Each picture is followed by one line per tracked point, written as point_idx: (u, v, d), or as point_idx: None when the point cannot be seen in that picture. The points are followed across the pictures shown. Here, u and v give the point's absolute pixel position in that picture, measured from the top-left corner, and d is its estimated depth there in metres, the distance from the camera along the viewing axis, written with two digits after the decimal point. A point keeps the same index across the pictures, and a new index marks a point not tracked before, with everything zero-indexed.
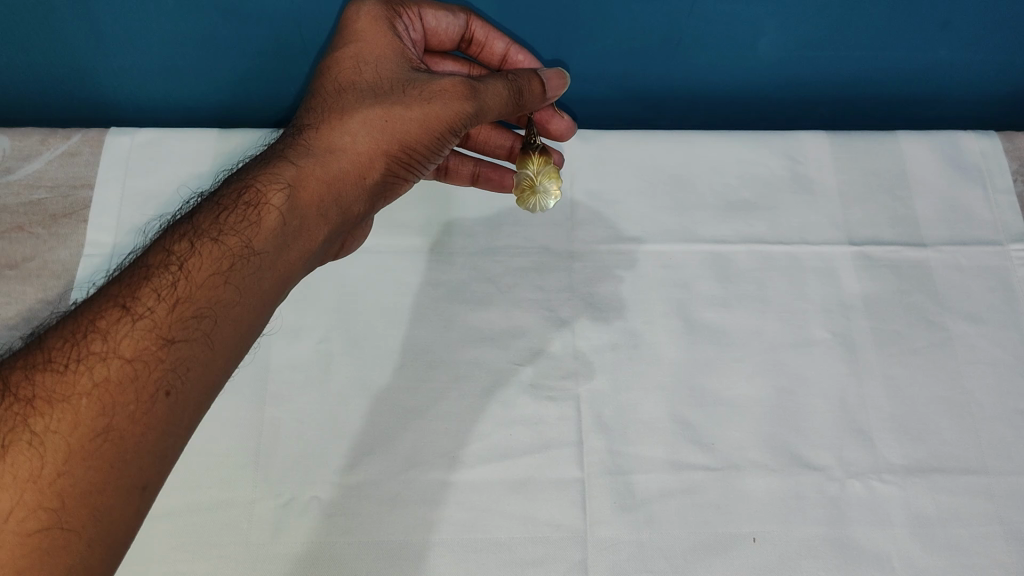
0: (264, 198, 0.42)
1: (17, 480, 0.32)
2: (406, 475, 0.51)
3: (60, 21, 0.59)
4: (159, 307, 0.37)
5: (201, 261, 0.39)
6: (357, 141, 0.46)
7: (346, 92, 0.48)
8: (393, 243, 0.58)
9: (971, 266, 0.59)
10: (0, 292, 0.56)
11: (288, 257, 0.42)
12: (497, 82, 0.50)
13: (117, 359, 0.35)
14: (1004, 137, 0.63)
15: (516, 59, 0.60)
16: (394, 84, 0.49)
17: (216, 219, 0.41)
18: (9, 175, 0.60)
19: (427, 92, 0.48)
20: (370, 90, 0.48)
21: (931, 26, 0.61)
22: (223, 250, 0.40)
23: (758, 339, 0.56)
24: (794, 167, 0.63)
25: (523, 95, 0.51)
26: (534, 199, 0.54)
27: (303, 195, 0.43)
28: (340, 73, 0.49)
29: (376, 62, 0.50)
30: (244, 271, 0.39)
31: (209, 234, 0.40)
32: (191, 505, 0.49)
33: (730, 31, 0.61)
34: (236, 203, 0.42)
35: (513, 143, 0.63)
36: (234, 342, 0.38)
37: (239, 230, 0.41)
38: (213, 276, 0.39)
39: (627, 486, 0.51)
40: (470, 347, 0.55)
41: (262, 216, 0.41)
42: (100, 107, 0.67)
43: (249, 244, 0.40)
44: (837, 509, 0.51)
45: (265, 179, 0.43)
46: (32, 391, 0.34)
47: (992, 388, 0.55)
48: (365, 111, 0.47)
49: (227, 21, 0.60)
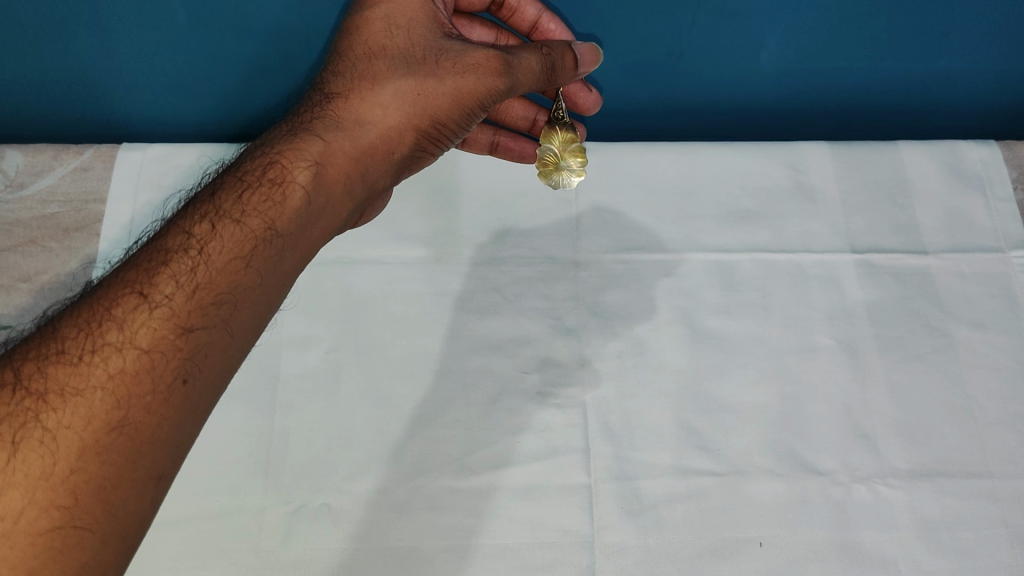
0: (289, 174, 0.43)
1: (29, 478, 0.33)
2: (415, 481, 0.51)
3: (74, 39, 0.60)
4: (177, 294, 0.38)
5: (222, 244, 0.40)
6: (387, 113, 0.47)
7: (376, 58, 0.49)
8: (400, 254, 0.59)
9: (972, 273, 0.59)
10: (13, 305, 0.57)
11: (312, 234, 0.43)
12: (531, 56, 0.51)
13: (134, 349, 0.36)
14: (1003, 146, 0.64)
15: (545, 28, 0.60)
16: (426, 53, 0.49)
17: (238, 199, 0.42)
18: (22, 191, 0.61)
19: (460, 65, 0.49)
20: (402, 60, 0.49)
21: (931, 38, 0.62)
22: (246, 232, 0.40)
23: (761, 345, 0.57)
24: (796, 177, 0.63)
25: (554, 69, 0.52)
26: (557, 174, 0.57)
27: (330, 171, 0.44)
28: (369, 36, 0.50)
29: (407, 27, 0.50)
30: (266, 253, 0.40)
31: (231, 215, 0.41)
32: (202, 512, 0.50)
33: (732, 44, 0.62)
34: (260, 179, 0.43)
35: (535, 115, 0.65)
36: (250, 326, 0.39)
37: (263, 211, 0.41)
38: (234, 260, 0.39)
39: (634, 492, 0.52)
40: (478, 355, 0.56)
41: (287, 196, 0.42)
42: (113, 123, 0.68)
43: (272, 225, 0.41)
44: (842, 513, 0.51)
45: (292, 154, 0.44)
46: (44, 385, 0.35)
47: (995, 393, 0.55)
48: (397, 83, 0.48)
49: (238, 36, 0.61)
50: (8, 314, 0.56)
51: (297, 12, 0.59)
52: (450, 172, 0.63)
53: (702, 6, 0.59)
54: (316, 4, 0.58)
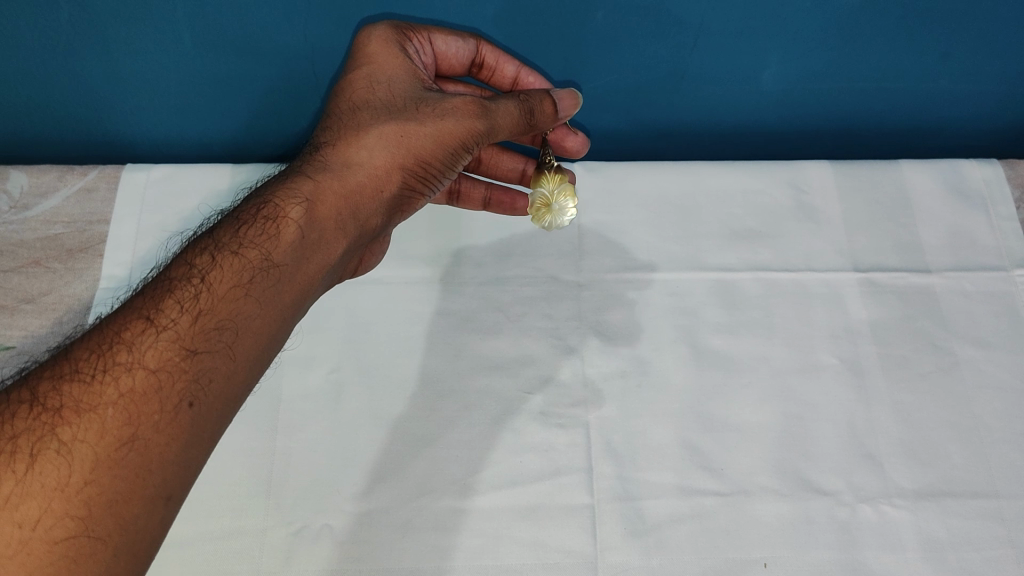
0: (282, 212, 0.44)
1: (45, 489, 0.33)
2: (417, 502, 0.51)
3: (79, 62, 0.61)
4: (182, 318, 0.38)
5: (223, 273, 0.41)
6: (374, 155, 0.48)
7: (360, 110, 0.50)
8: (402, 273, 0.59)
9: (977, 291, 0.59)
10: (16, 325, 0.56)
11: (308, 269, 0.43)
12: (509, 102, 0.51)
13: (142, 369, 0.36)
14: (1006, 164, 0.64)
15: (528, 82, 0.60)
16: (407, 103, 0.50)
17: (237, 232, 0.43)
18: (26, 212, 0.61)
19: (439, 110, 0.50)
20: (384, 109, 0.50)
21: (931, 59, 0.62)
22: (244, 262, 0.41)
23: (765, 364, 0.57)
24: (798, 196, 0.64)
25: (533, 115, 0.52)
26: (550, 217, 0.55)
27: (321, 209, 0.45)
28: (353, 93, 0.51)
29: (388, 82, 0.51)
30: (264, 283, 0.41)
31: (230, 248, 0.42)
32: (204, 534, 0.50)
33: (734, 65, 0.62)
34: (255, 217, 0.43)
35: (524, 167, 0.65)
36: (253, 356, 0.40)
37: (260, 243, 0.42)
38: (234, 288, 0.40)
39: (637, 512, 0.51)
40: (480, 375, 0.56)
41: (282, 230, 0.43)
42: (115, 144, 0.69)
43: (269, 257, 0.42)
44: (848, 534, 0.51)
45: (285, 194, 0.44)
46: (58, 401, 0.35)
47: (1001, 413, 0.55)
48: (380, 128, 0.49)
49: (243, 61, 0.61)
50: (12, 335, 0.56)
51: (302, 37, 0.59)
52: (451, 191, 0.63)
53: (704, 28, 0.59)
54: (320, 28, 0.59)
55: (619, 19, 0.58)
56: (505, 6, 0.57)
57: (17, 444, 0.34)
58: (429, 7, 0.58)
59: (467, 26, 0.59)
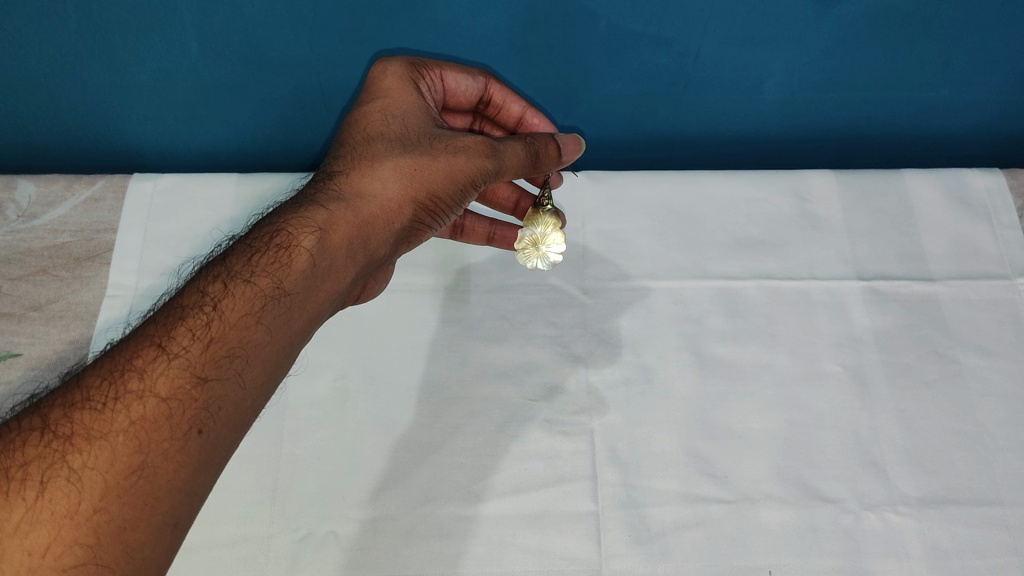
0: (294, 239, 0.44)
1: (55, 516, 0.34)
2: (422, 509, 0.51)
3: (87, 73, 0.61)
4: (193, 346, 0.39)
5: (235, 301, 0.41)
6: (387, 187, 0.48)
7: (374, 140, 0.50)
8: (407, 281, 0.60)
9: (980, 299, 0.59)
10: (23, 333, 0.57)
11: (317, 298, 0.43)
12: (516, 143, 0.52)
13: (153, 397, 0.37)
14: (1008, 174, 0.64)
15: (530, 122, 0.61)
16: (421, 137, 0.51)
17: (249, 260, 0.43)
18: (33, 221, 0.62)
19: (452, 147, 0.50)
20: (399, 141, 0.50)
21: (933, 68, 0.63)
22: (255, 291, 0.42)
23: (769, 372, 0.57)
24: (801, 205, 0.64)
25: (538, 157, 0.53)
26: (537, 256, 0.57)
27: (333, 238, 0.45)
28: (367, 124, 0.51)
29: (403, 116, 0.52)
30: (275, 312, 0.41)
31: (242, 275, 0.42)
32: (210, 541, 0.50)
33: (737, 75, 0.63)
34: (267, 245, 0.44)
35: (519, 198, 0.65)
36: (262, 384, 0.40)
37: (271, 271, 0.42)
38: (245, 316, 0.41)
39: (641, 519, 0.51)
40: (485, 382, 0.56)
41: (293, 258, 0.43)
42: (122, 153, 0.69)
43: (280, 285, 0.42)
44: (852, 542, 0.51)
45: (297, 222, 0.45)
46: (70, 428, 0.36)
47: (1004, 421, 0.55)
48: (395, 159, 0.49)
49: (250, 72, 0.62)
50: (19, 342, 0.56)
51: (308, 48, 0.60)
52: None
53: (707, 38, 0.59)
54: (326, 40, 0.59)
55: (622, 29, 0.58)
56: (510, 18, 0.58)
57: (27, 471, 0.35)
58: (435, 21, 0.58)
59: (471, 37, 0.59)
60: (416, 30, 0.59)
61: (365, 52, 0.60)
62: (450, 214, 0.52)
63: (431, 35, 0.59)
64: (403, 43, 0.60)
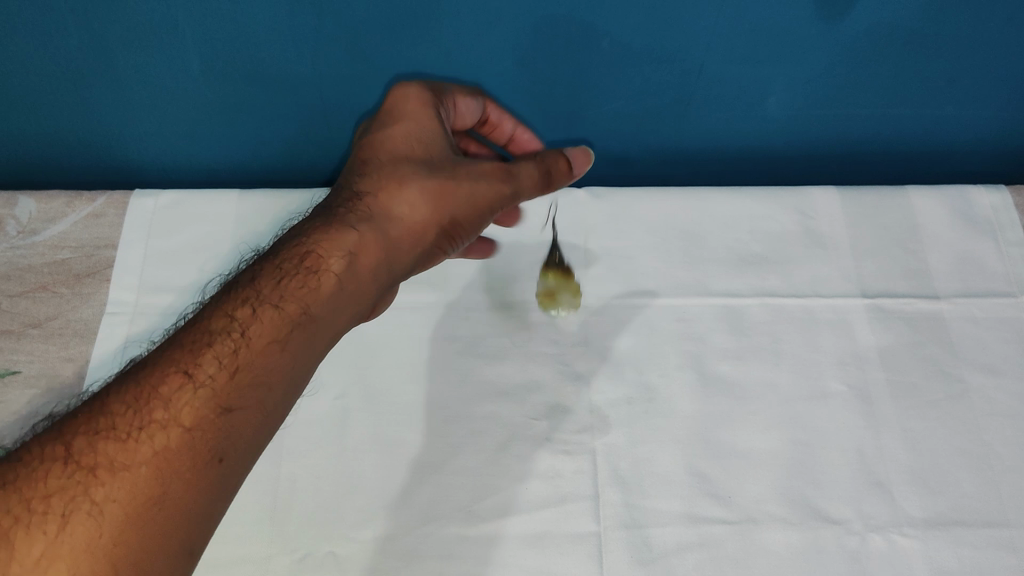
0: (320, 266, 0.43)
1: (76, 550, 0.33)
2: (422, 529, 0.51)
3: (89, 89, 0.61)
4: (218, 374, 0.39)
5: (261, 328, 0.40)
6: (414, 212, 0.47)
7: (401, 162, 0.49)
8: (408, 299, 0.59)
9: (985, 317, 0.59)
10: (23, 350, 0.56)
11: (337, 324, 0.44)
12: (533, 165, 0.52)
13: (178, 427, 0.37)
14: (1013, 191, 0.64)
15: (521, 140, 0.62)
16: (444, 160, 0.50)
17: (276, 284, 0.42)
18: (33, 237, 0.61)
19: (475, 172, 0.50)
20: (424, 163, 0.49)
21: (938, 84, 0.62)
22: (282, 318, 0.41)
23: (773, 392, 0.56)
24: (805, 222, 0.64)
25: (554, 177, 0.53)
26: (556, 307, 0.59)
27: (359, 264, 0.44)
28: (389, 142, 0.50)
29: (427, 136, 0.51)
30: (299, 339, 0.41)
31: (270, 301, 0.42)
32: (207, 562, 0.49)
33: (740, 92, 0.62)
34: (293, 269, 0.43)
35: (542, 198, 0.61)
36: (280, 410, 0.40)
37: (298, 299, 0.42)
38: (270, 343, 0.40)
39: (644, 540, 0.51)
40: (487, 401, 0.55)
41: (319, 285, 0.43)
42: (124, 168, 0.69)
43: (306, 311, 0.42)
44: (858, 564, 0.50)
45: (324, 248, 0.44)
46: (92, 459, 0.35)
47: (1012, 440, 0.54)
48: (422, 182, 0.48)
49: (252, 88, 0.62)
50: (18, 360, 0.56)
51: (310, 65, 0.60)
52: None
53: (711, 54, 0.59)
54: (328, 57, 0.59)
55: (625, 45, 0.58)
56: (512, 35, 0.57)
57: (50, 503, 0.34)
58: (437, 38, 0.58)
59: (473, 55, 0.59)
60: (418, 48, 0.58)
61: (366, 68, 0.60)
62: (472, 235, 0.52)
63: (434, 54, 0.59)
64: (404, 62, 0.60)
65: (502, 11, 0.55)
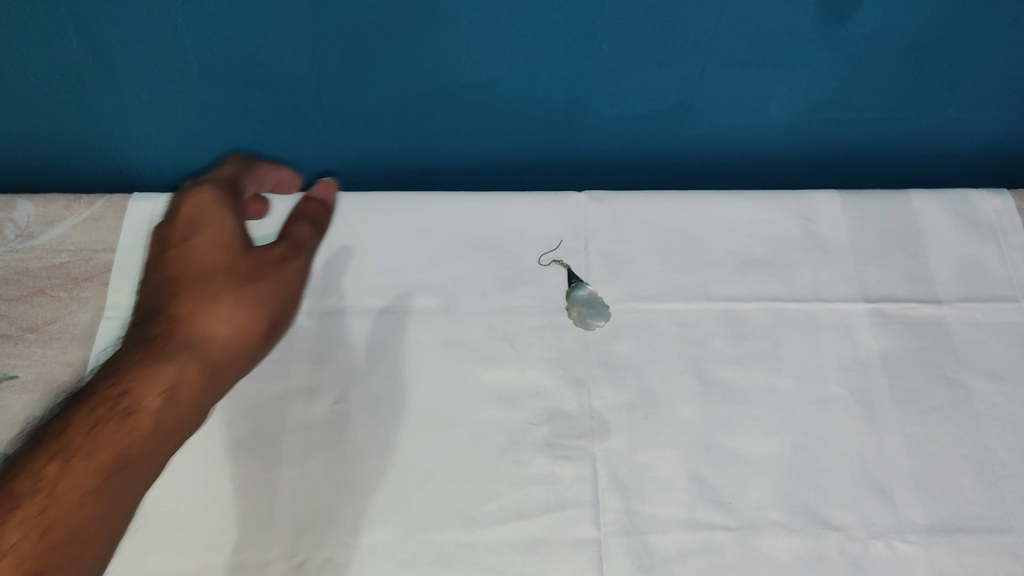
0: (136, 405, 0.40)
1: None
2: (421, 535, 0.50)
3: (88, 92, 0.61)
4: (25, 540, 0.36)
5: (71, 479, 0.37)
6: (230, 329, 0.44)
7: (204, 273, 0.44)
8: (406, 304, 0.59)
9: (988, 322, 0.59)
10: (20, 355, 0.56)
11: (161, 455, 0.41)
12: (303, 227, 0.51)
13: None
14: (1015, 195, 0.64)
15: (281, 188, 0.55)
16: (231, 259, 0.46)
17: (89, 428, 0.39)
18: (32, 240, 0.61)
19: (264, 271, 0.46)
20: (222, 269, 0.45)
21: (940, 88, 0.62)
22: (94, 466, 0.38)
23: (774, 397, 0.56)
24: (807, 226, 0.63)
25: (320, 226, 0.52)
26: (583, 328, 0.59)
27: (181, 396, 0.41)
28: (173, 247, 0.45)
29: (211, 227, 0.46)
30: (118, 486, 0.38)
31: (80, 449, 0.38)
32: (204, 567, 0.49)
33: (741, 95, 0.62)
34: (106, 409, 0.39)
35: None
36: (102, 556, 0.38)
37: (112, 441, 0.39)
38: (82, 496, 0.37)
39: (644, 546, 0.50)
40: (487, 406, 0.55)
41: (134, 425, 0.39)
42: (124, 170, 0.69)
43: (121, 456, 0.39)
44: (860, 571, 0.50)
45: (141, 382, 0.40)
46: None
47: (1015, 446, 0.54)
48: (234, 295, 0.44)
49: (252, 92, 0.61)
50: (16, 364, 0.56)
51: (310, 68, 0.59)
52: (456, 221, 0.62)
53: (712, 58, 0.59)
54: (327, 61, 0.59)
55: (626, 49, 0.58)
56: (512, 39, 0.57)
57: None
58: (436, 42, 0.57)
59: (474, 58, 0.59)
60: (417, 52, 0.58)
61: (365, 71, 0.60)
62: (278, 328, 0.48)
63: (433, 59, 0.59)
64: (404, 66, 0.59)
65: (502, 14, 0.55)
